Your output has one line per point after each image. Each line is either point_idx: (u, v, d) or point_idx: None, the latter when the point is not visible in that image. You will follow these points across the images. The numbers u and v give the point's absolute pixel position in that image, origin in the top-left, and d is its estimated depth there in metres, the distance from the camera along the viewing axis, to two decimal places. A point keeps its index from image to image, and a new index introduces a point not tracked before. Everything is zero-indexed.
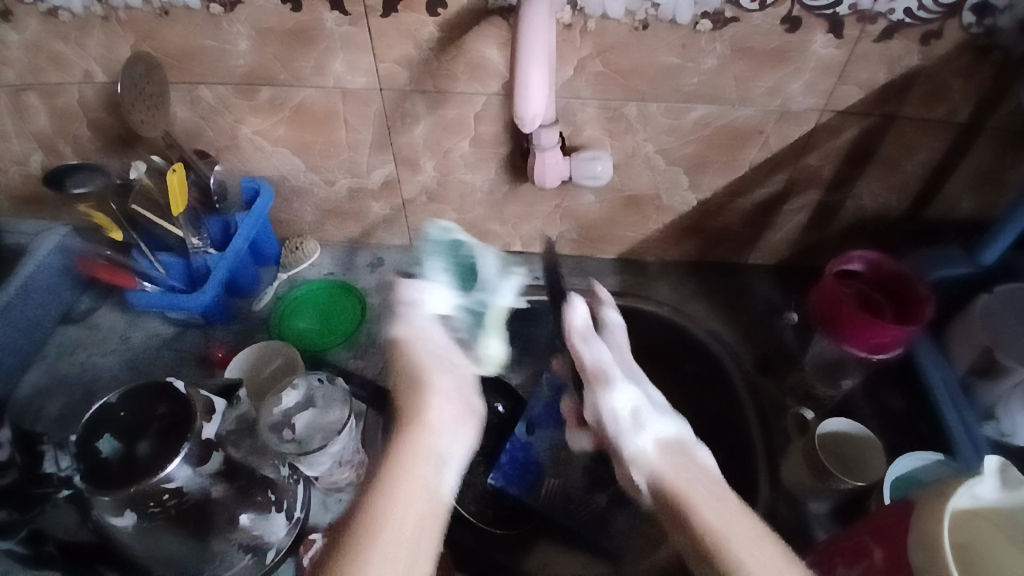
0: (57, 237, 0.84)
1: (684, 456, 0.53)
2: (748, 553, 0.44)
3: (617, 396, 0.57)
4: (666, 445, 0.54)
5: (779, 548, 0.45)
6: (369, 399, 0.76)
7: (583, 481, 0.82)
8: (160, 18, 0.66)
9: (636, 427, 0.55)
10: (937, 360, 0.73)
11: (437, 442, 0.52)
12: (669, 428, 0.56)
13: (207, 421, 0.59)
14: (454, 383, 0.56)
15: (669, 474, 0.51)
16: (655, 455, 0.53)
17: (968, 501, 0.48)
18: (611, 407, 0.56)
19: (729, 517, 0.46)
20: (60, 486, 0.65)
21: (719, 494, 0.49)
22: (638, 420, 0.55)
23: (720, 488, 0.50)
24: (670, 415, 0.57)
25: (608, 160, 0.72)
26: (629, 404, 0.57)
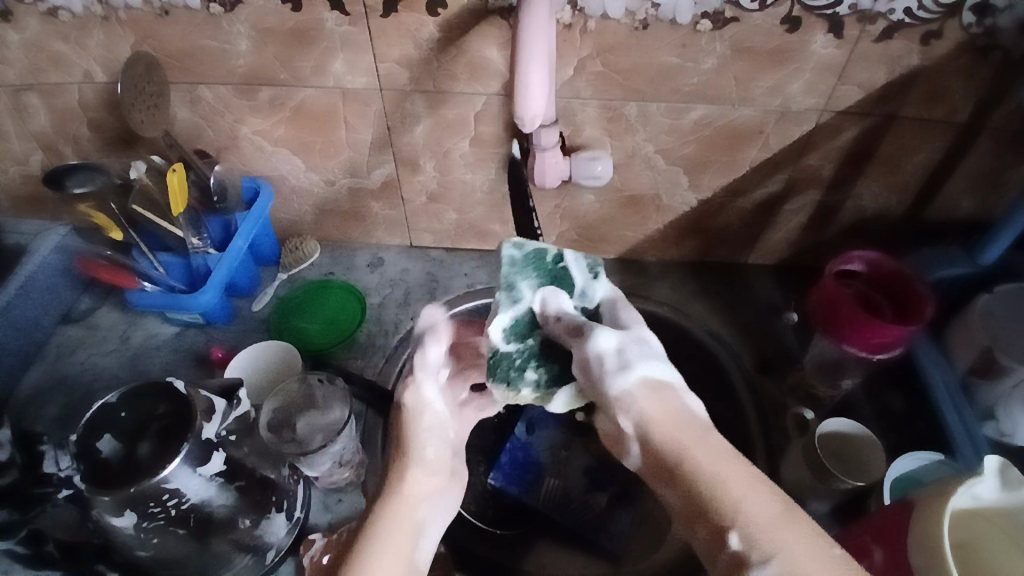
0: (57, 237, 0.86)
1: (673, 402, 0.48)
2: (747, 503, 0.41)
3: (601, 336, 0.50)
4: (654, 387, 0.48)
5: (780, 499, 0.42)
6: (367, 397, 0.75)
7: (582, 481, 0.83)
8: (160, 19, 0.66)
9: (623, 368, 0.49)
10: (936, 359, 0.74)
11: (424, 508, 0.51)
12: (657, 368, 0.50)
13: (208, 421, 0.58)
14: (446, 453, 0.55)
15: (660, 423, 0.46)
16: (642, 399, 0.48)
17: (968, 501, 0.48)
18: (595, 349, 0.50)
19: (726, 468, 0.43)
20: (60, 485, 0.65)
21: (711, 442, 0.45)
22: (626, 362, 0.49)
23: (710, 435, 0.46)
24: (658, 356, 0.51)
25: (608, 160, 0.72)
26: (614, 343, 0.50)
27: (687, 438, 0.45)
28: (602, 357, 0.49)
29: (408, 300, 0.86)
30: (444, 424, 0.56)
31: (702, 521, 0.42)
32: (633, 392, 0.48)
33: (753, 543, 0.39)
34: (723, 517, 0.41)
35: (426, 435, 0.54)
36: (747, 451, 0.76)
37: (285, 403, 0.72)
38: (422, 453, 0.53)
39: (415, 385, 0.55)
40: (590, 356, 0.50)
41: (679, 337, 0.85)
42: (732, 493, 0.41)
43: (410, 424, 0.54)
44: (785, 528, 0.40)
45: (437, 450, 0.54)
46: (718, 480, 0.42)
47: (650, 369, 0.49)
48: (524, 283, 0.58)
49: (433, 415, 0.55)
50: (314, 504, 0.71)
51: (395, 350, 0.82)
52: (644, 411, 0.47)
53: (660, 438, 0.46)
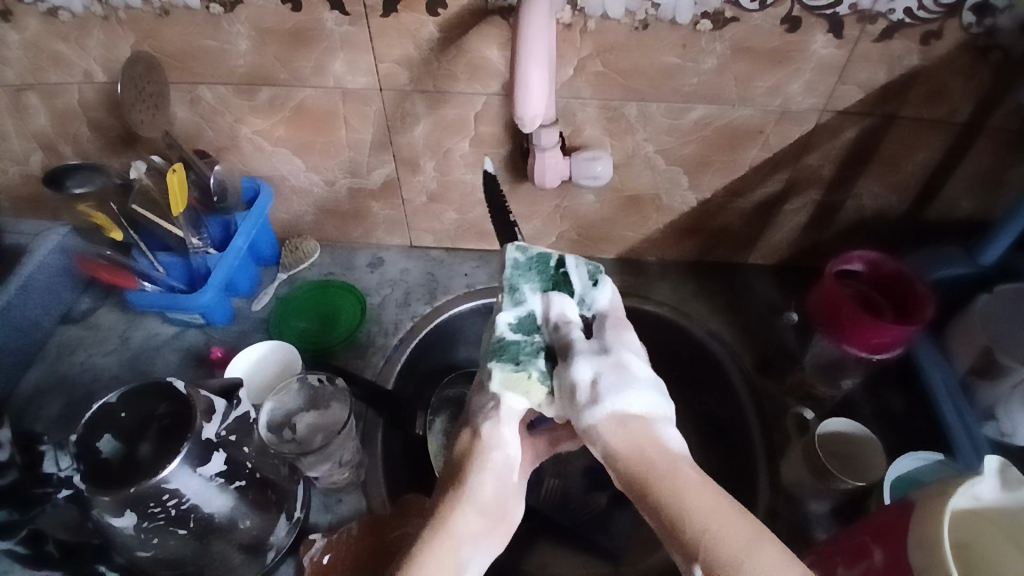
0: (57, 238, 0.86)
1: (647, 433, 0.48)
2: (712, 528, 0.40)
3: (578, 366, 0.51)
4: (627, 420, 0.48)
5: (750, 525, 0.40)
6: (367, 397, 0.75)
7: (583, 482, 0.84)
8: (160, 19, 0.66)
9: (595, 400, 0.49)
10: (937, 360, 0.73)
11: (466, 548, 0.47)
12: (635, 398, 0.49)
13: (208, 421, 0.58)
14: (498, 491, 0.50)
15: (625, 454, 0.46)
16: (611, 431, 0.48)
17: (968, 501, 0.48)
18: (571, 379, 0.51)
19: (696, 493, 0.42)
20: (60, 485, 0.66)
21: (680, 470, 0.44)
22: (597, 394, 0.49)
23: (681, 464, 0.45)
24: (639, 384, 0.50)
25: (608, 160, 0.72)
26: (590, 374, 0.51)
27: (653, 468, 0.45)
28: (576, 387, 0.51)
29: (408, 300, 0.86)
30: (495, 454, 0.52)
31: (672, 548, 0.42)
32: (601, 425, 0.48)
33: (714, 571, 0.38)
34: (688, 547, 0.40)
35: (490, 479, 0.50)
36: (747, 451, 0.76)
37: (285, 403, 0.73)
38: (476, 492, 0.50)
39: (499, 418, 0.53)
40: (568, 384, 0.51)
41: (678, 337, 0.85)
42: (700, 521, 0.41)
43: (475, 467, 0.51)
44: (759, 554, 0.39)
45: (487, 491, 0.50)
46: (687, 509, 0.42)
47: (625, 398, 0.49)
48: (526, 287, 0.61)
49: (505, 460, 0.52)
50: (314, 504, 0.70)
51: (395, 350, 0.82)
52: (610, 443, 0.48)
53: (628, 466, 0.46)
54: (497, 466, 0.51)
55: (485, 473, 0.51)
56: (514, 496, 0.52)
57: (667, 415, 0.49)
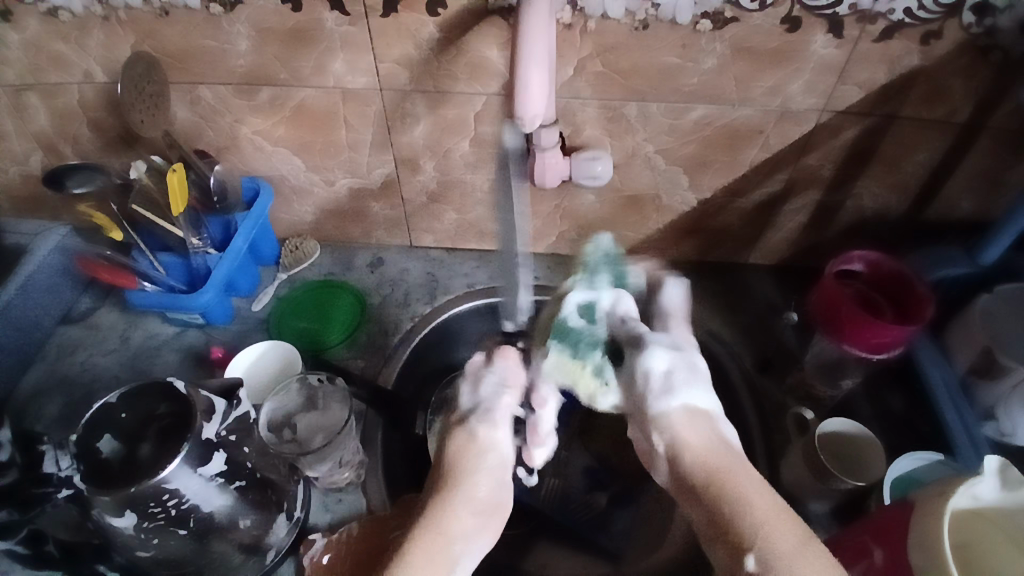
0: (57, 238, 0.86)
1: (712, 432, 0.47)
2: (771, 527, 0.40)
3: (654, 356, 0.52)
4: (694, 415, 0.48)
5: (802, 533, 0.40)
6: (366, 398, 0.76)
7: (583, 482, 0.84)
8: (160, 18, 0.66)
9: (676, 388, 0.50)
10: (936, 359, 0.74)
11: (459, 547, 0.46)
12: (702, 395, 0.50)
13: (208, 421, 0.58)
14: (494, 486, 0.50)
15: (690, 448, 0.46)
16: (680, 423, 0.48)
17: (968, 501, 0.48)
18: (644, 368, 0.52)
19: (759, 494, 0.42)
20: (60, 486, 0.64)
21: (743, 471, 0.44)
22: (669, 385, 0.50)
23: (744, 465, 0.45)
24: (710, 384, 0.51)
25: (608, 160, 0.72)
26: (663, 365, 0.51)
27: (716, 462, 0.45)
28: (652, 377, 0.51)
29: (408, 300, 0.86)
30: (489, 452, 0.52)
31: (718, 544, 0.41)
32: (670, 415, 0.48)
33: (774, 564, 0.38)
34: (744, 538, 0.39)
35: (479, 472, 0.50)
36: None
37: (285, 403, 0.73)
38: (470, 483, 0.50)
39: (492, 420, 0.54)
40: (642, 372, 0.52)
41: None
42: (757, 517, 0.40)
43: (461, 464, 0.51)
44: (806, 558, 0.39)
45: (478, 483, 0.50)
46: (747, 505, 0.41)
47: (694, 395, 0.49)
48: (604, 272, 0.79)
49: (495, 451, 0.52)
50: (314, 504, 0.70)
51: (395, 350, 0.82)
52: (677, 436, 0.47)
53: (691, 461, 0.45)
54: (492, 461, 0.51)
55: (473, 457, 0.51)
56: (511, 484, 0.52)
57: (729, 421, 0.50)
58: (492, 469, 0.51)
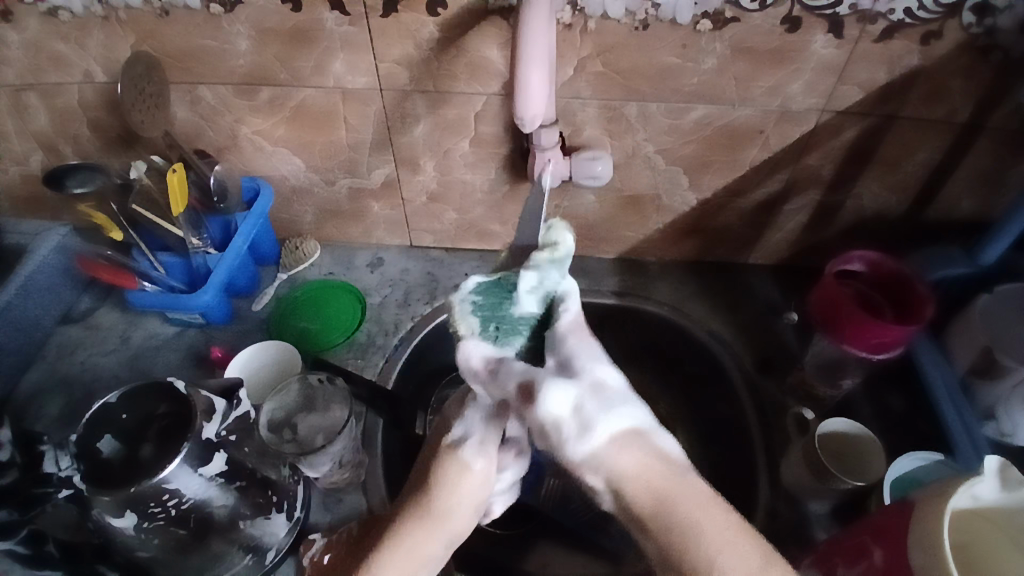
0: (57, 237, 0.85)
1: (643, 450, 0.42)
2: (721, 546, 0.39)
3: (552, 398, 0.41)
4: (623, 439, 0.42)
5: (758, 546, 0.40)
6: (366, 396, 0.73)
7: None
8: (160, 19, 0.66)
9: (581, 434, 0.41)
10: (936, 358, 0.73)
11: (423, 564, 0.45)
12: (621, 416, 0.43)
13: (208, 421, 0.58)
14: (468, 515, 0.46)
15: (630, 478, 0.41)
16: (607, 455, 0.42)
17: (968, 501, 0.48)
18: (549, 416, 0.41)
19: (707, 509, 0.41)
20: (60, 485, 0.65)
21: (677, 486, 0.42)
22: (586, 422, 0.41)
23: (689, 479, 0.42)
24: (621, 400, 0.43)
25: (608, 160, 0.72)
26: (569, 403, 0.42)
27: (657, 490, 0.41)
28: (557, 424, 0.42)
29: (408, 300, 0.86)
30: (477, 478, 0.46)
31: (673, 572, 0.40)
32: (594, 453, 0.41)
33: None
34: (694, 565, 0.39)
35: (452, 506, 0.46)
36: (747, 451, 0.76)
37: (285, 403, 0.73)
38: (442, 507, 0.45)
39: (484, 445, 0.47)
40: (545, 422, 0.42)
41: (678, 336, 0.85)
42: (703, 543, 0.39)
43: (441, 499, 0.45)
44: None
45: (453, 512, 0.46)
46: (699, 526, 0.40)
47: (614, 420, 0.42)
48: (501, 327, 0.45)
49: (475, 488, 0.46)
50: (314, 504, 0.70)
51: (395, 350, 0.81)
52: (616, 470, 0.42)
53: (629, 494, 0.41)
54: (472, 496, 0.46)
55: (454, 475, 0.46)
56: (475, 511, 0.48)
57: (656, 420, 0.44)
58: (469, 502, 0.46)
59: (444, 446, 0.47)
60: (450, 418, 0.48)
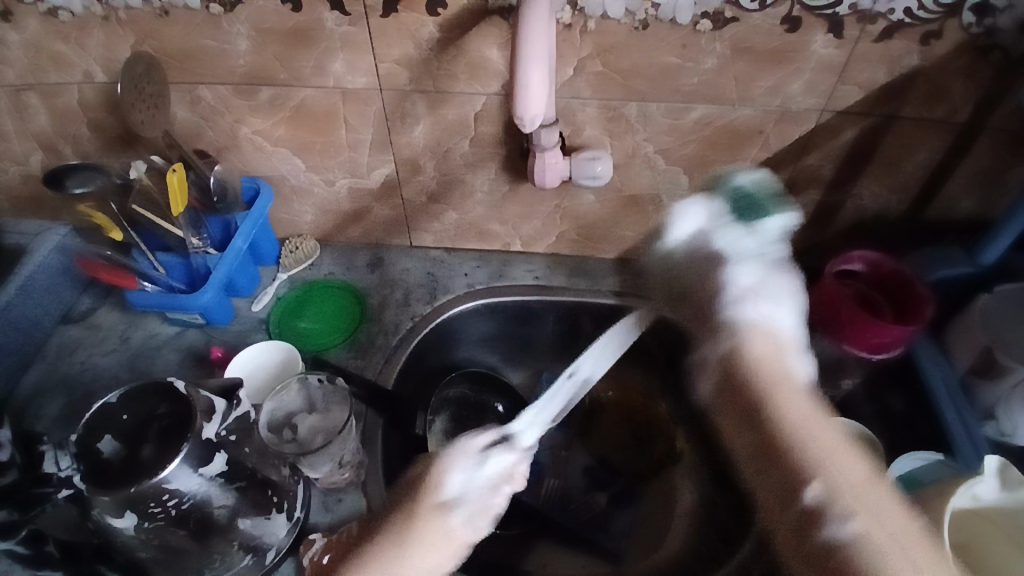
0: (57, 237, 0.86)
1: (771, 339, 0.59)
2: (839, 461, 0.49)
3: (740, 270, 0.62)
4: (763, 325, 0.60)
5: (870, 468, 0.50)
6: (367, 397, 0.75)
7: (583, 481, 0.84)
8: (160, 19, 0.66)
9: (736, 305, 0.62)
10: (937, 359, 0.74)
11: None
12: (780, 312, 0.61)
13: (208, 421, 0.58)
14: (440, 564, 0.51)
15: (756, 355, 0.58)
16: (751, 330, 0.60)
17: (968, 501, 0.48)
18: (726, 278, 0.62)
19: (807, 418, 0.53)
20: (60, 485, 0.65)
21: (795, 386, 0.56)
22: (750, 294, 0.61)
23: (811, 393, 0.56)
24: (786, 303, 0.61)
25: (608, 160, 0.72)
26: (748, 280, 0.62)
27: (773, 375, 0.57)
28: (727, 287, 0.62)
29: (408, 300, 0.86)
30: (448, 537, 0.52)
31: (772, 470, 0.52)
32: (743, 319, 0.61)
33: (836, 502, 0.47)
34: (803, 476, 0.49)
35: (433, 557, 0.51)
36: None
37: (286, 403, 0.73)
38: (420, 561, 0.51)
39: (466, 510, 0.54)
40: (723, 285, 0.63)
41: None
42: (827, 456, 0.50)
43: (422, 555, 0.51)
44: (883, 497, 0.47)
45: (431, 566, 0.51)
46: (810, 431, 0.52)
47: (778, 311, 0.61)
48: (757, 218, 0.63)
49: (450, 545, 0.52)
50: (314, 504, 0.70)
51: (395, 350, 0.81)
52: (744, 339, 0.59)
53: (750, 366, 0.58)
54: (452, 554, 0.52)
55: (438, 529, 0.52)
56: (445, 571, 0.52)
57: (805, 340, 0.60)
58: (444, 559, 0.52)
59: (432, 500, 0.54)
60: (444, 472, 0.55)
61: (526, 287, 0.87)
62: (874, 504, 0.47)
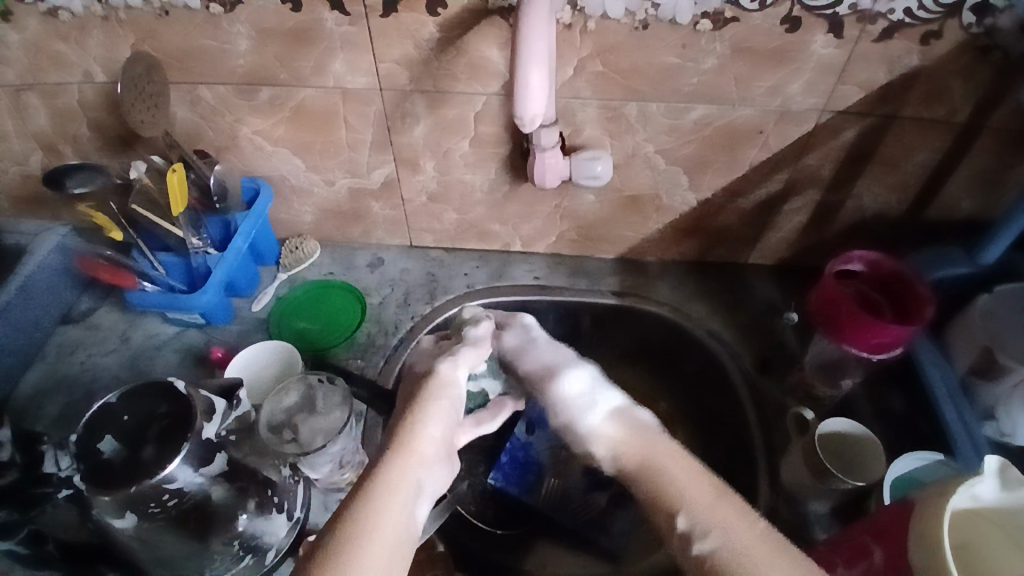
0: (57, 238, 0.85)
1: (631, 425, 0.57)
2: (689, 490, 0.50)
3: (566, 381, 0.60)
4: (616, 413, 0.58)
5: (716, 484, 0.50)
6: (367, 398, 0.74)
7: (582, 482, 0.82)
8: (160, 19, 0.66)
9: (586, 411, 0.58)
10: (937, 359, 0.73)
11: (424, 469, 0.52)
12: (612, 397, 0.59)
13: (208, 421, 0.59)
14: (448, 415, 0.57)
15: (626, 446, 0.55)
16: (610, 427, 0.57)
17: (967, 501, 0.48)
18: (563, 392, 0.60)
19: (673, 461, 0.53)
20: (60, 485, 0.66)
21: (663, 447, 0.54)
22: (586, 399, 0.59)
23: (665, 445, 0.55)
24: (603, 383, 0.60)
25: (608, 160, 0.72)
26: (570, 388, 0.60)
27: (655, 452, 0.54)
28: (565, 396, 0.59)
29: (408, 300, 0.86)
30: (447, 387, 0.58)
31: (658, 514, 0.51)
32: (603, 425, 0.57)
33: (697, 522, 0.48)
34: (671, 505, 0.50)
35: (445, 401, 0.57)
36: (748, 450, 0.76)
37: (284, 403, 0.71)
38: (433, 417, 0.55)
39: None
40: (561, 397, 0.60)
41: (679, 337, 0.85)
42: (670, 479, 0.51)
43: (437, 392, 0.57)
44: (724, 507, 0.48)
45: (447, 404, 0.57)
46: (662, 474, 0.52)
47: (611, 400, 0.59)
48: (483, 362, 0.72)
49: (456, 387, 0.58)
50: (314, 504, 0.71)
51: (395, 350, 0.82)
52: (611, 438, 0.56)
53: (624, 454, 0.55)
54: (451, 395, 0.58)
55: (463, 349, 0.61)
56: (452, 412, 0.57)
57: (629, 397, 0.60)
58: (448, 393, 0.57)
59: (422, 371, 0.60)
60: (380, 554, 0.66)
61: (526, 287, 0.87)
62: (732, 522, 0.47)
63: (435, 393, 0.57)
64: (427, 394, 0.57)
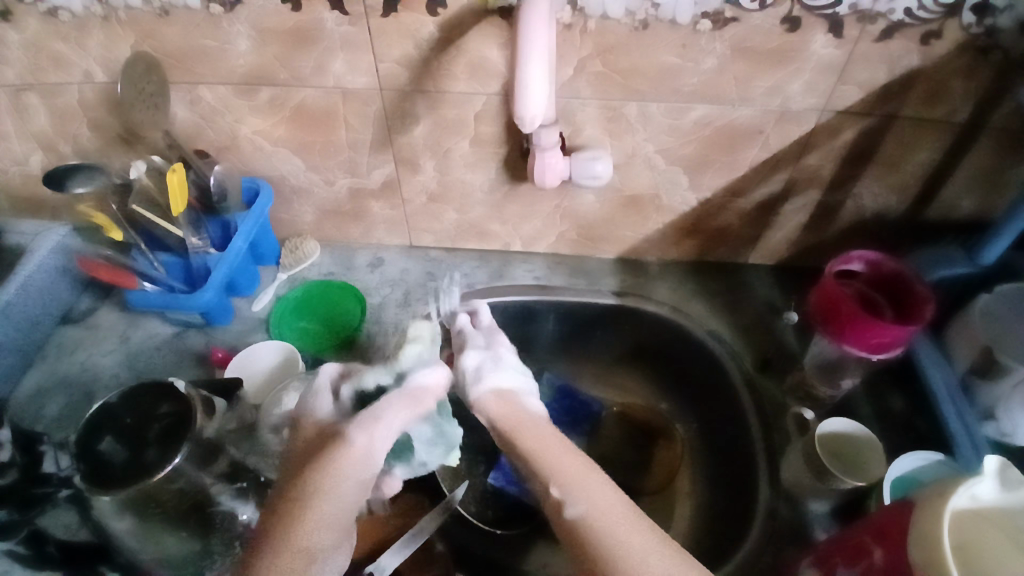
0: (57, 237, 0.84)
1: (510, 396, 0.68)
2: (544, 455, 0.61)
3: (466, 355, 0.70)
4: (501, 392, 0.67)
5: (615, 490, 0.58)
6: None
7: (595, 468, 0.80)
8: (160, 18, 0.66)
9: (474, 383, 0.68)
10: (936, 359, 0.74)
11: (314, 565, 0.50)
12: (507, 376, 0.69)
13: (208, 420, 0.60)
14: (353, 493, 0.52)
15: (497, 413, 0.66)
16: (491, 401, 0.67)
17: (967, 501, 0.47)
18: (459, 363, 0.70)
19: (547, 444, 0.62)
20: (60, 485, 0.66)
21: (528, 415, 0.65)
22: (479, 375, 0.68)
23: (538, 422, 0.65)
24: (509, 367, 0.70)
25: (608, 160, 0.72)
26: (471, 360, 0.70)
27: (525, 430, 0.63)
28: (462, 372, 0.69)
29: (408, 300, 0.86)
30: (360, 464, 0.52)
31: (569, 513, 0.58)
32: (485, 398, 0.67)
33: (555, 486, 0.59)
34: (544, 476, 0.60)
35: (353, 478, 0.52)
36: (747, 450, 0.76)
37: None
38: (337, 500, 0.51)
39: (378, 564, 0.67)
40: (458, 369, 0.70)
41: (679, 337, 0.85)
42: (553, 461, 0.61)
43: (348, 467, 0.52)
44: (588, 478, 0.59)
45: (354, 481, 0.52)
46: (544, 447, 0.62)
47: (498, 378, 0.68)
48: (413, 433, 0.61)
49: (371, 461, 0.53)
50: None
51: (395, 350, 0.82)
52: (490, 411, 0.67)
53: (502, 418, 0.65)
54: (364, 472, 0.53)
55: (400, 411, 0.55)
56: (363, 489, 0.53)
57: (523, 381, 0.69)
58: (358, 471, 0.52)
59: (334, 432, 0.54)
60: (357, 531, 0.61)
61: (527, 286, 0.87)
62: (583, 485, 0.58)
63: (344, 471, 0.52)
64: (333, 467, 0.52)
